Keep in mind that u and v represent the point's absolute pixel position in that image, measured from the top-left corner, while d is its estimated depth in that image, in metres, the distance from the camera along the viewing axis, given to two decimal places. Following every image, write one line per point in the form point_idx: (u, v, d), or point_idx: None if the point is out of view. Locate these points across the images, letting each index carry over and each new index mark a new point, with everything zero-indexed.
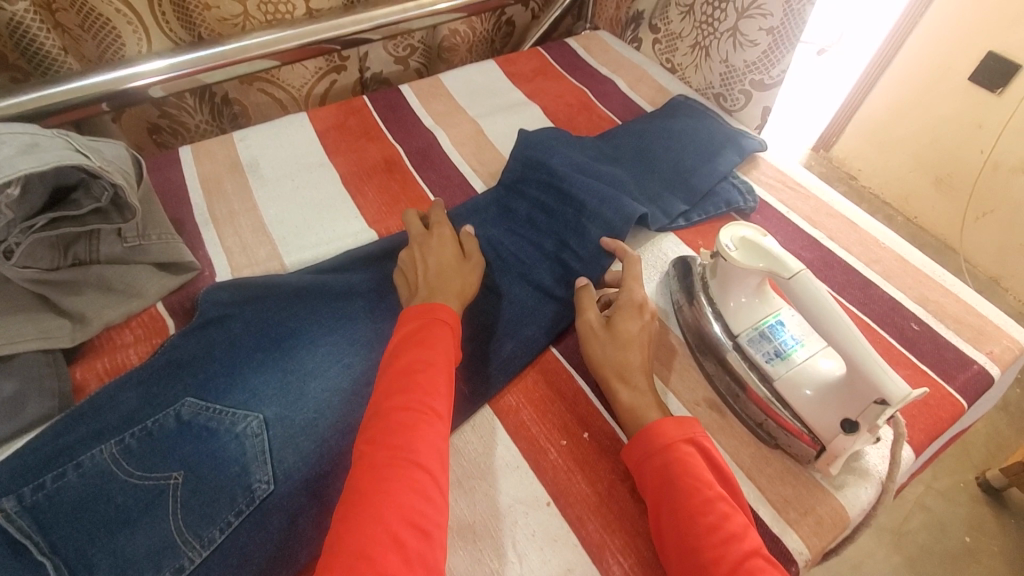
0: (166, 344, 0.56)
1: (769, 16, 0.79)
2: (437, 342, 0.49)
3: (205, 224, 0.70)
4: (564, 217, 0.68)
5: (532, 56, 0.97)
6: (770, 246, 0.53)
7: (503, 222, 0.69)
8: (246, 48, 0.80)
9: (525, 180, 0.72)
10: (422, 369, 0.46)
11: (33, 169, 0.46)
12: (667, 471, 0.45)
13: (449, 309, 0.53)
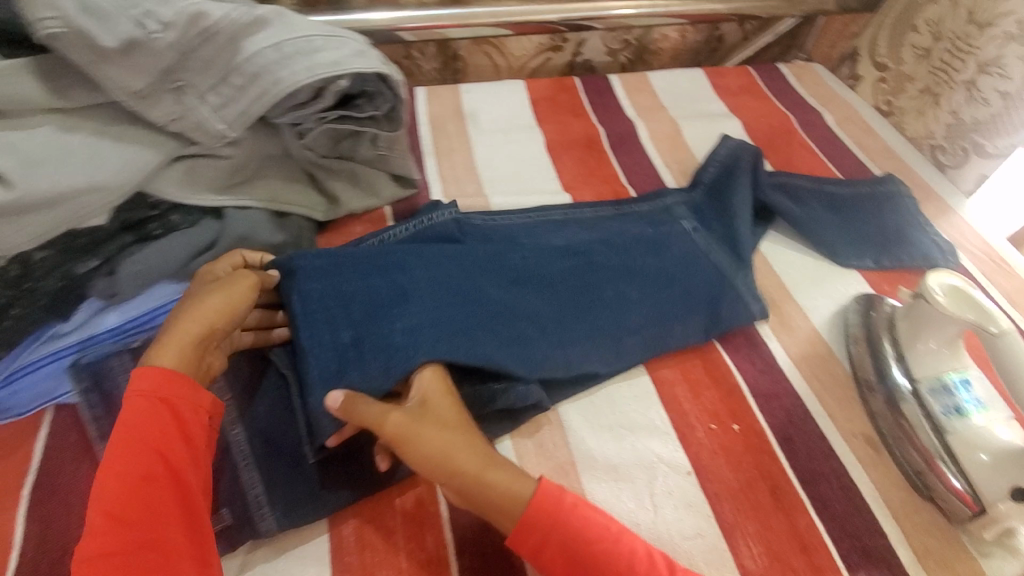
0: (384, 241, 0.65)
1: (1009, 79, 0.82)
2: (138, 439, 0.44)
3: (428, 153, 0.80)
4: (368, 319, 0.53)
5: (741, 73, 0.99)
6: (986, 305, 0.52)
7: (406, 309, 0.54)
8: (492, 14, 0.91)
9: (438, 269, 0.58)
10: (120, 486, 0.42)
11: (361, 70, 0.55)
12: (573, 554, 0.45)
13: (170, 385, 0.46)
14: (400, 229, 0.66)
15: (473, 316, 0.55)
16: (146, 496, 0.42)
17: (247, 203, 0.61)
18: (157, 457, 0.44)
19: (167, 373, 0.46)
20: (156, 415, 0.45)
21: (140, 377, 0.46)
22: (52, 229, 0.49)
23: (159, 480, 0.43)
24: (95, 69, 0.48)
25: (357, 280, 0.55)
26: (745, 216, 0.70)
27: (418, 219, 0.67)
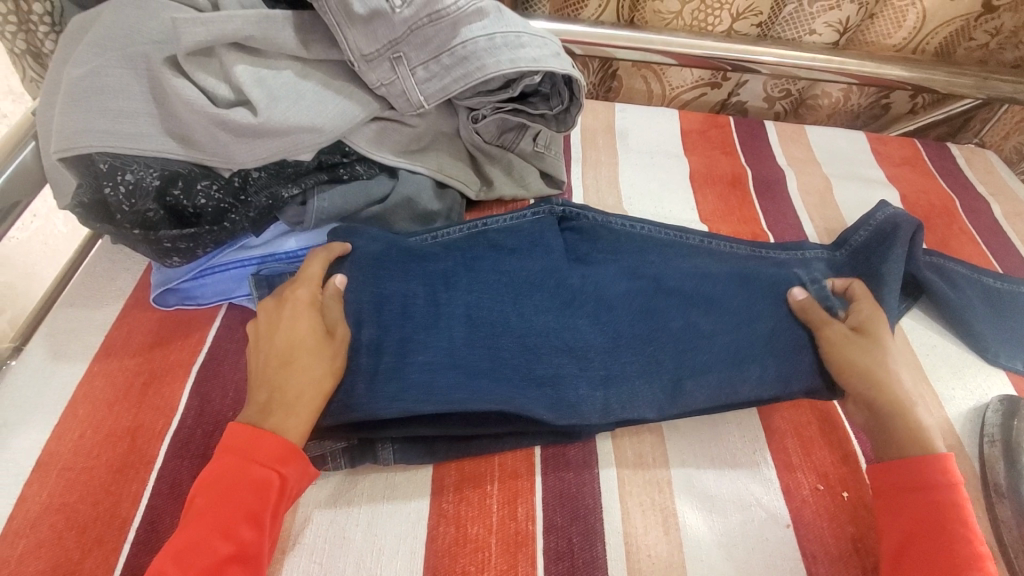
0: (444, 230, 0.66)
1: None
2: (241, 501, 0.44)
3: (576, 160, 0.84)
4: (398, 328, 0.53)
5: (906, 144, 0.94)
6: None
7: (436, 331, 0.54)
8: (664, 42, 0.93)
9: (478, 296, 0.58)
10: (208, 554, 0.41)
11: (558, 69, 0.60)
12: (930, 508, 0.48)
13: (274, 445, 0.46)
14: (452, 230, 0.66)
15: (499, 354, 0.55)
16: (222, 573, 0.41)
17: (420, 169, 0.67)
18: (248, 531, 0.43)
19: (284, 445, 0.46)
20: (261, 488, 0.44)
21: (253, 433, 0.46)
22: (271, 155, 0.57)
23: (242, 560, 0.42)
24: (343, 30, 0.57)
25: (401, 282, 0.56)
26: (896, 282, 0.67)
27: (473, 223, 0.66)
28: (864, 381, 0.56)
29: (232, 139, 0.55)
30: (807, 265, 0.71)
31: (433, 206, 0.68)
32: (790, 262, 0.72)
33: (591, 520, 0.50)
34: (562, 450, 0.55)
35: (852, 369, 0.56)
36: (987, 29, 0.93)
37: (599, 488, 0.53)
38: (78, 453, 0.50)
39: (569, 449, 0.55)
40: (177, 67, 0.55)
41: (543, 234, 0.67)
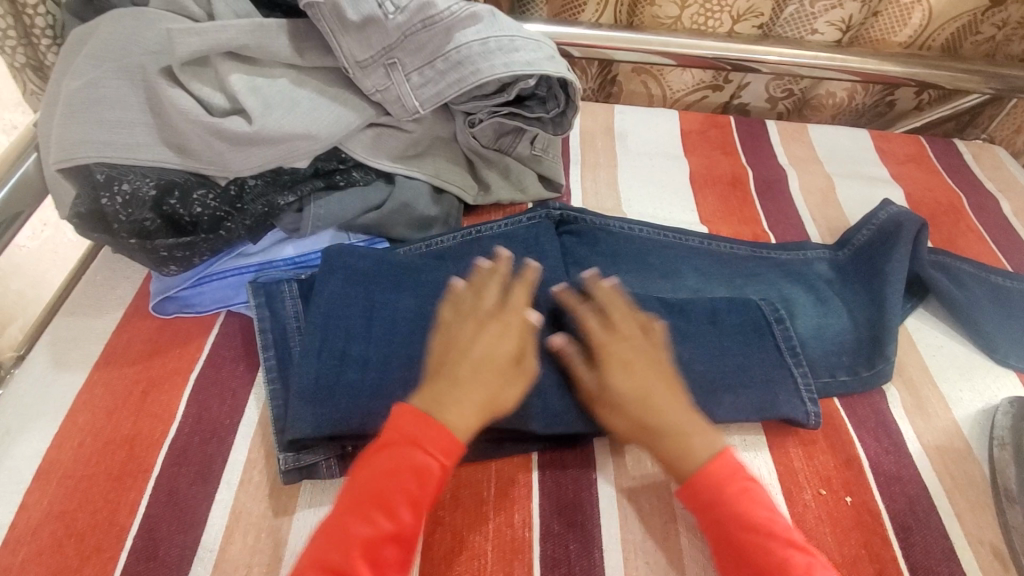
0: (443, 239, 0.67)
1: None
2: (403, 484, 0.46)
3: (575, 163, 0.84)
4: (382, 341, 0.56)
5: (911, 141, 0.93)
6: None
7: (419, 345, 0.56)
8: (664, 44, 0.92)
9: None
10: (370, 526, 0.45)
11: (553, 72, 0.60)
12: (722, 533, 0.48)
13: (444, 437, 0.48)
14: (446, 237, 0.67)
15: None
16: (381, 547, 0.44)
17: (416, 175, 0.67)
18: (401, 509, 0.46)
19: (449, 439, 0.48)
20: (422, 477, 0.47)
21: (420, 423, 0.48)
22: (267, 163, 0.57)
23: (399, 538, 0.45)
24: (336, 38, 0.58)
25: (391, 295, 0.59)
26: (899, 283, 0.66)
27: (467, 230, 0.68)
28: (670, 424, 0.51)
29: (227, 147, 0.55)
30: (808, 267, 0.71)
31: (430, 210, 0.68)
32: (792, 263, 0.72)
33: (589, 528, 0.50)
34: (559, 456, 0.54)
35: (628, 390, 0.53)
36: (994, 22, 0.91)
37: (597, 495, 0.52)
38: (77, 461, 0.51)
39: (567, 455, 0.54)
40: (172, 77, 0.55)
41: (538, 240, 0.68)
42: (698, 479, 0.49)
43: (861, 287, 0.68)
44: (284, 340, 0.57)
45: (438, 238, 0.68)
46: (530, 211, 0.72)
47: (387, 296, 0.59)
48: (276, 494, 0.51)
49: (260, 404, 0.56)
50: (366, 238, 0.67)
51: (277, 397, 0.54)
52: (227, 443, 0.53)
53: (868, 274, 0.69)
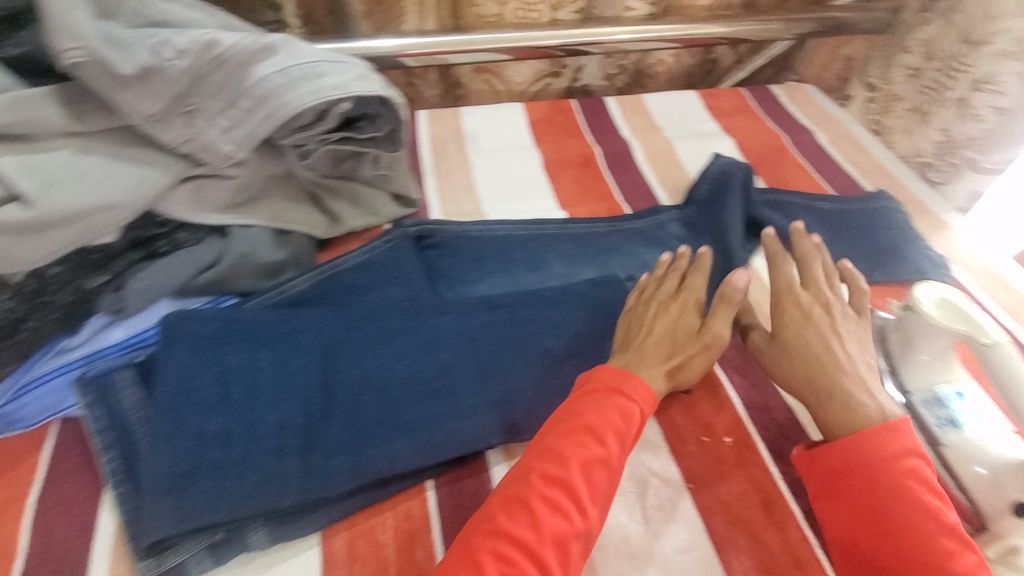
0: (295, 282, 0.63)
1: (1002, 94, 0.81)
2: (586, 414, 0.49)
3: (428, 174, 0.83)
4: (239, 408, 0.51)
5: (734, 94, 1.01)
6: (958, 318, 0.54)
7: (282, 403, 0.52)
8: (493, 41, 0.94)
9: (332, 357, 0.56)
10: (585, 449, 0.47)
11: (363, 92, 0.58)
12: (876, 491, 0.47)
13: (641, 385, 0.52)
14: (299, 279, 0.63)
15: (359, 411, 0.54)
16: (593, 470, 0.47)
17: (251, 223, 0.63)
18: (610, 437, 0.48)
19: (647, 388, 0.52)
20: (628, 416, 0.50)
21: (621, 374, 0.52)
22: (63, 246, 0.51)
23: (606, 465, 0.47)
24: (113, 95, 0.52)
25: (245, 354, 0.54)
26: (735, 229, 0.72)
27: (321, 267, 0.64)
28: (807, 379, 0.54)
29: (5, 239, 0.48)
30: (662, 228, 0.75)
31: (276, 255, 0.64)
32: (647, 230, 0.75)
33: None
34: (455, 477, 0.54)
35: (795, 360, 0.55)
36: None
37: None
38: None
39: (462, 475, 0.54)
40: None
41: (398, 263, 0.67)
42: (833, 446, 0.49)
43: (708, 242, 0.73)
44: (130, 435, 0.51)
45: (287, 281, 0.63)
46: (385, 232, 0.70)
47: (237, 358, 0.54)
48: None
49: (114, 513, 0.50)
50: (210, 299, 0.61)
51: (127, 502, 0.49)
52: (82, 565, 0.47)
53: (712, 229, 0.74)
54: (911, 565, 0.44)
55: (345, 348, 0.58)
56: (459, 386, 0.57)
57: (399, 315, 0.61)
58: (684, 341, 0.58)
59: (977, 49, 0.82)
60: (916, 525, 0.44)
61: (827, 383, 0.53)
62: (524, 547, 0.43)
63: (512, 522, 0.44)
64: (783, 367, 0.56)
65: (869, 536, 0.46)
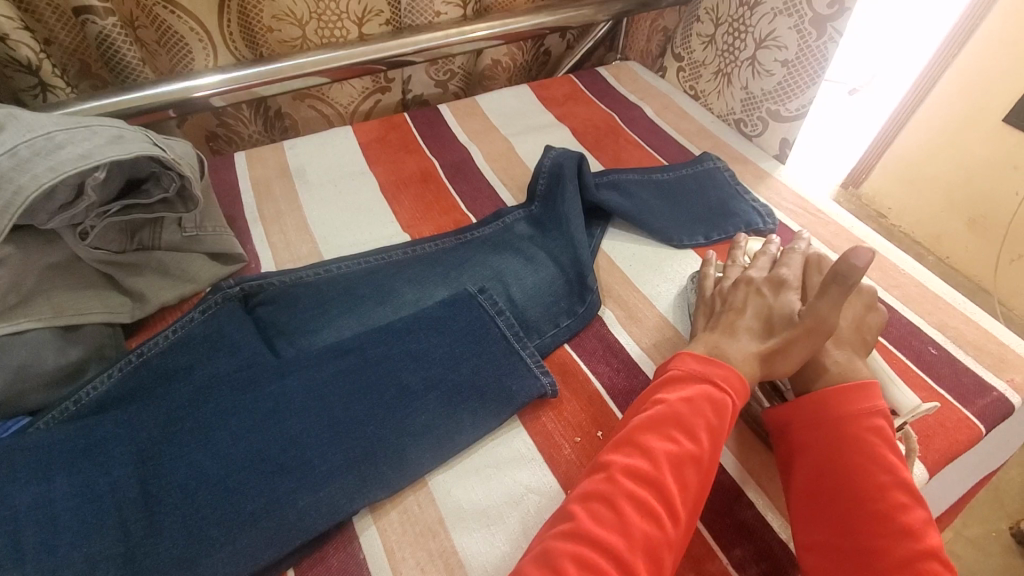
0: (93, 381, 0.54)
1: (784, 49, 0.86)
2: (675, 408, 0.48)
3: (254, 222, 0.76)
4: (31, 555, 0.43)
5: (564, 81, 1.02)
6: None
7: (89, 534, 0.44)
8: (302, 65, 0.87)
9: (149, 462, 0.49)
10: (671, 443, 0.46)
11: (118, 156, 0.50)
12: (840, 441, 0.49)
13: (740, 378, 0.51)
14: (100, 379, 0.54)
15: (193, 514, 0.47)
16: (679, 467, 0.45)
17: (23, 326, 0.53)
18: (702, 433, 0.47)
19: (740, 379, 0.51)
20: (721, 410, 0.49)
21: (704, 361, 0.52)
22: None
23: (697, 462, 0.46)
24: None
25: (34, 487, 0.46)
26: (578, 217, 0.72)
27: (126, 357, 0.55)
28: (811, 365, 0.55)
29: None
30: (509, 231, 0.74)
31: (67, 356, 0.55)
32: (494, 235, 0.74)
33: None
34: (321, 556, 0.49)
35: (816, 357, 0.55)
36: None
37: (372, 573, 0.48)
38: None
39: (328, 553, 0.49)
40: None
41: (223, 330, 0.59)
42: (808, 401, 0.52)
43: (555, 235, 0.73)
44: None
45: (86, 381, 0.54)
46: (204, 298, 0.62)
47: (23, 495, 0.45)
48: None
49: None
50: None
51: None
52: None
53: (558, 221, 0.74)
54: (860, 515, 0.45)
55: (167, 444, 0.50)
56: (309, 454, 0.51)
57: (230, 390, 0.55)
58: (782, 326, 0.54)
59: (755, 10, 0.89)
60: (873, 478, 0.46)
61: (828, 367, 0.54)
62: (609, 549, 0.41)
63: (594, 521, 0.42)
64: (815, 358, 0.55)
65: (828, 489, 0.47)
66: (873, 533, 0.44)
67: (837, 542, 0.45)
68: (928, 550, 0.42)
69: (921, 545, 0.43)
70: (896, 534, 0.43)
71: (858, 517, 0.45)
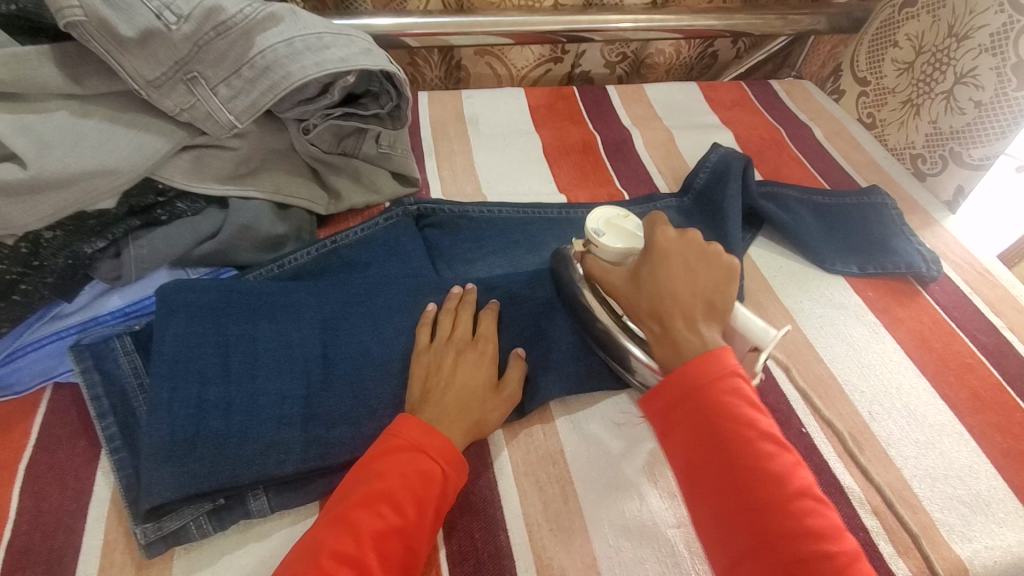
0: (293, 254, 0.63)
1: (982, 89, 0.83)
2: (410, 487, 0.45)
3: (430, 155, 0.83)
4: (237, 377, 0.52)
5: (734, 87, 1.02)
6: (632, 228, 0.60)
7: (282, 374, 0.53)
8: (497, 23, 0.92)
9: (331, 330, 0.57)
10: (379, 519, 0.43)
11: (370, 66, 0.58)
12: (704, 416, 0.44)
13: (449, 451, 0.48)
14: (301, 253, 0.63)
15: (360, 383, 0.54)
16: (383, 542, 0.42)
17: (251, 193, 0.62)
18: (409, 506, 0.44)
19: (445, 443, 0.48)
20: (429, 480, 0.46)
21: (423, 429, 0.48)
22: (62, 209, 0.50)
23: (399, 533, 0.43)
24: (115, 57, 0.51)
25: (246, 325, 0.55)
26: (736, 215, 0.73)
27: (321, 241, 0.64)
28: (449, 412, 0.51)
29: (3, 201, 0.47)
30: (660, 215, 0.76)
31: (277, 229, 0.63)
32: (644, 215, 0.76)
33: (492, 512, 0.51)
34: None
35: (449, 399, 0.51)
36: None
37: (495, 479, 0.53)
38: None
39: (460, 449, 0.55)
40: None
41: (398, 240, 0.67)
42: (680, 373, 0.46)
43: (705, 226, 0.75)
44: (126, 403, 0.51)
45: (289, 253, 0.63)
46: (388, 209, 0.70)
47: (237, 329, 0.54)
48: (145, 571, 0.46)
49: (110, 477, 0.50)
50: (208, 270, 0.61)
51: (125, 467, 0.48)
52: (76, 531, 0.47)
53: (714, 216, 0.75)
54: (754, 496, 0.42)
55: (348, 320, 0.58)
56: None
57: (401, 291, 0.61)
58: (477, 406, 0.52)
59: (962, 43, 0.85)
60: (754, 451, 0.43)
61: (458, 404, 0.51)
62: (391, 499, 0.44)
63: None
64: (446, 401, 0.51)
65: (713, 473, 0.43)
66: (748, 487, 0.42)
67: (741, 527, 0.41)
68: (816, 501, 0.42)
69: (809, 497, 0.42)
70: (787, 499, 0.41)
71: (749, 497, 0.42)
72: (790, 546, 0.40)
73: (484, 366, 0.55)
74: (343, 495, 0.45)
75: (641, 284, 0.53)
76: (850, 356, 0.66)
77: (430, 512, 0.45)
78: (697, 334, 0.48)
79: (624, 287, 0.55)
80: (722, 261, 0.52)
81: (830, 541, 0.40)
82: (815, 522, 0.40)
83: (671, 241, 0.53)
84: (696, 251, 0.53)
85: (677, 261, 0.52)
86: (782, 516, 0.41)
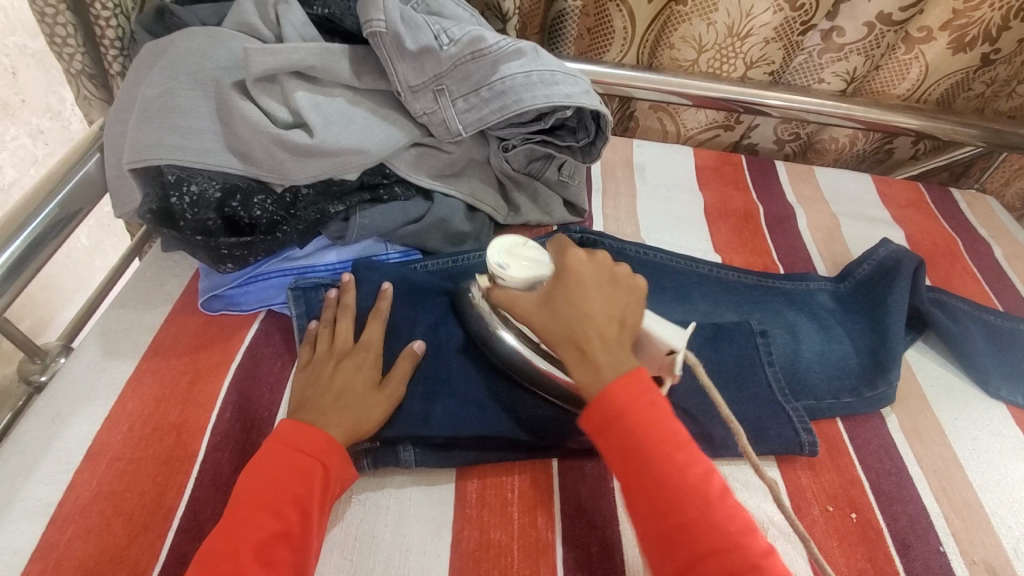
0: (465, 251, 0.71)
1: None
2: (286, 488, 0.47)
3: (598, 192, 0.89)
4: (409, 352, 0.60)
5: (910, 186, 0.99)
6: (538, 258, 0.58)
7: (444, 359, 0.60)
8: (684, 85, 0.98)
9: None
10: (260, 529, 0.44)
11: (589, 105, 0.65)
12: (631, 441, 0.47)
13: (323, 443, 0.50)
14: (475, 252, 0.71)
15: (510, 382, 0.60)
16: (269, 548, 0.44)
17: (452, 194, 0.72)
18: (291, 511, 0.46)
19: (323, 439, 0.50)
20: (307, 476, 0.48)
21: (296, 429, 0.50)
22: (321, 174, 0.61)
23: (286, 539, 0.45)
24: (392, 62, 0.62)
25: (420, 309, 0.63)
26: (900, 313, 0.71)
27: None
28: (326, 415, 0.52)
29: (288, 157, 0.59)
30: (813, 296, 0.76)
31: (466, 228, 0.72)
32: (796, 292, 0.76)
33: (609, 531, 0.53)
34: (579, 465, 0.58)
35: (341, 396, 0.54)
36: (984, 81, 0.98)
37: (616, 501, 0.56)
38: (125, 444, 0.53)
39: (587, 464, 0.58)
40: (243, 91, 0.60)
41: None
42: (607, 397, 0.48)
43: (861, 322, 0.73)
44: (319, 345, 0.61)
45: (466, 250, 0.71)
46: (553, 232, 0.77)
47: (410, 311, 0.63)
48: None
49: None
50: (402, 250, 0.70)
51: None
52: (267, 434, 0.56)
53: (875, 314, 0.73)
54: (688, 511, 0.44)
55: None
56: None
57: None
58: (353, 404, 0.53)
59: None
60: (677, 468, 0.46)
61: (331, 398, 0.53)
62: (269, 507, 0.45)
63: None
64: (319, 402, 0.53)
65: (651, 496, 0.45)
66: (683, 501, 0.45)
67: (675, 544, 0.44)
68: (732, 504, 0.46)
69: (726, 500, 0.46)
70: (710, 505, 0.45)
71: (686, 513, 0.44)
72: (734, 554, 0.43)
73: (361, 368, 0.56)
74: (224, 513, 0.46)
75: (554, 310, 0.53)
76: (1001, 487, 0.61)
77: (314, 508, 0.47)
78: (619, 353, 0.51)
79: (539, 319, 0.54)
80: (630, 282, 0.55)
81: (756, 544, 0.44)
82: (737, 526, 0.44)
83: (583, 271, 0.54)
84: (607, 274, 0.54)
85: (590, 287, 0.53)
86: (710, 527, 0.44)
